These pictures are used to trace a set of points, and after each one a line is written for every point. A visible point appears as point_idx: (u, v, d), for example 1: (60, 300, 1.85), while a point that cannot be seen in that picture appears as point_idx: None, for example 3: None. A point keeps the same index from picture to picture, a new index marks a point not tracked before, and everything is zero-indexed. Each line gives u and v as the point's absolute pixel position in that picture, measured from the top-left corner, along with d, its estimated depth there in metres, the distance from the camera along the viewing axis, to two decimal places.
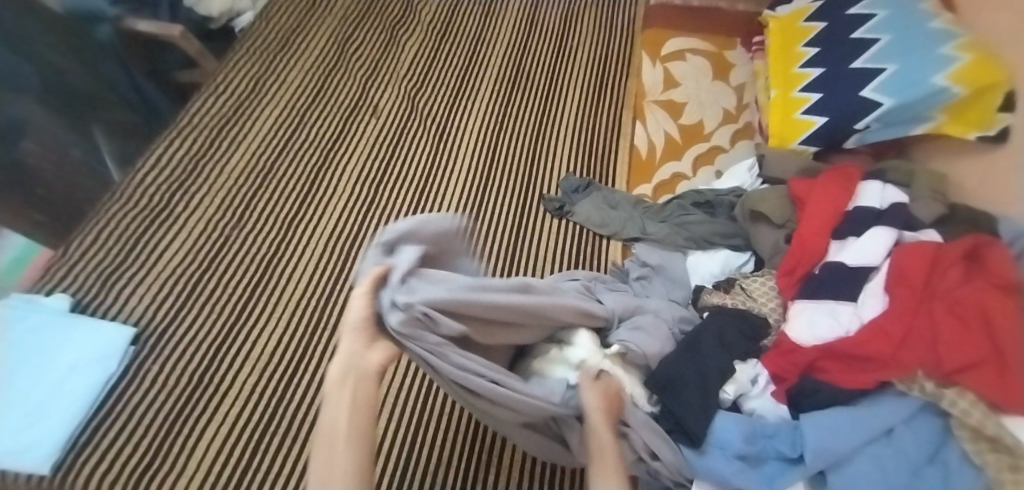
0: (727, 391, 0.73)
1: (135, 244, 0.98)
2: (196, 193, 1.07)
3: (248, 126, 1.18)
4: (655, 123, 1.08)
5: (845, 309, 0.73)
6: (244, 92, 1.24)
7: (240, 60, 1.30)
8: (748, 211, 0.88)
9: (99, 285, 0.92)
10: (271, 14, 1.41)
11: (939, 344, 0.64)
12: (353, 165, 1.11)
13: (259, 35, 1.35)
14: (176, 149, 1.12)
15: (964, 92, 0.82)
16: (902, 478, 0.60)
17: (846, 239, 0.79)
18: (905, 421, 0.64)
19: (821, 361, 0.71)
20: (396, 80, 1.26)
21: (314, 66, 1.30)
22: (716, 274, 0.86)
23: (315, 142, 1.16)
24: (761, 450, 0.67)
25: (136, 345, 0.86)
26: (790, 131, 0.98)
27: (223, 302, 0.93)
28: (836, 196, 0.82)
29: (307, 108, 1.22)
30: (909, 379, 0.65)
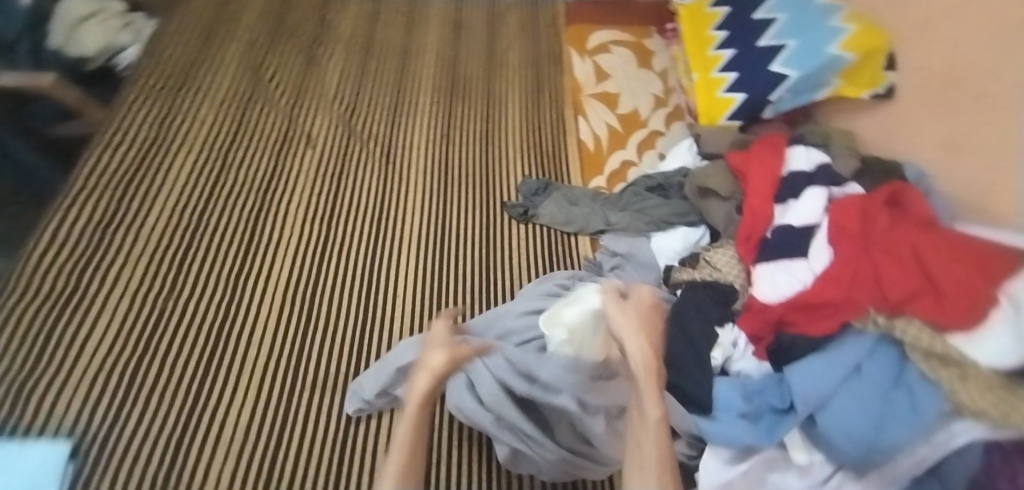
0: (715, 357, 0.78)
1: (46, 338, 0.82)
2: (113, 263, 0.92)
3: (160, 178, 1.05)
4: (597, 115, 1.14)
5: (800, 265, 0.79)
6: (147, 139, 1.11)
7: (134, 104, 1.15)
8: (697, 188, 0.94)
9: (12, 398, 0.76)
10: (162, 45, 1.27)
11: (882, 281, 0.70)
12: (297, 204, 1.04)
13: (152, 74, 1.22)
14: (76, 217, 0.96)
15: (855, 58, 0.94)
16: (875, 406, 0.66)
17: (788, 202, 0.86)
18: (868, 356, 0.70)
19: (789, 314, 0.76)
20: (325, 105, 1.20)
21: (227, 101, 1.19)
22: (679, 251, 0.91)
23: (247, 186, 1.06)
24: (758, 406, 0.74)
25: (76, 461, 0.72)
26: (714, 109, 1.05)
27: (175, 385, 0.80)
28: (770, 163, 0.89)
29: (229, 149, 1.12)
30: (863, 317, 0.71)
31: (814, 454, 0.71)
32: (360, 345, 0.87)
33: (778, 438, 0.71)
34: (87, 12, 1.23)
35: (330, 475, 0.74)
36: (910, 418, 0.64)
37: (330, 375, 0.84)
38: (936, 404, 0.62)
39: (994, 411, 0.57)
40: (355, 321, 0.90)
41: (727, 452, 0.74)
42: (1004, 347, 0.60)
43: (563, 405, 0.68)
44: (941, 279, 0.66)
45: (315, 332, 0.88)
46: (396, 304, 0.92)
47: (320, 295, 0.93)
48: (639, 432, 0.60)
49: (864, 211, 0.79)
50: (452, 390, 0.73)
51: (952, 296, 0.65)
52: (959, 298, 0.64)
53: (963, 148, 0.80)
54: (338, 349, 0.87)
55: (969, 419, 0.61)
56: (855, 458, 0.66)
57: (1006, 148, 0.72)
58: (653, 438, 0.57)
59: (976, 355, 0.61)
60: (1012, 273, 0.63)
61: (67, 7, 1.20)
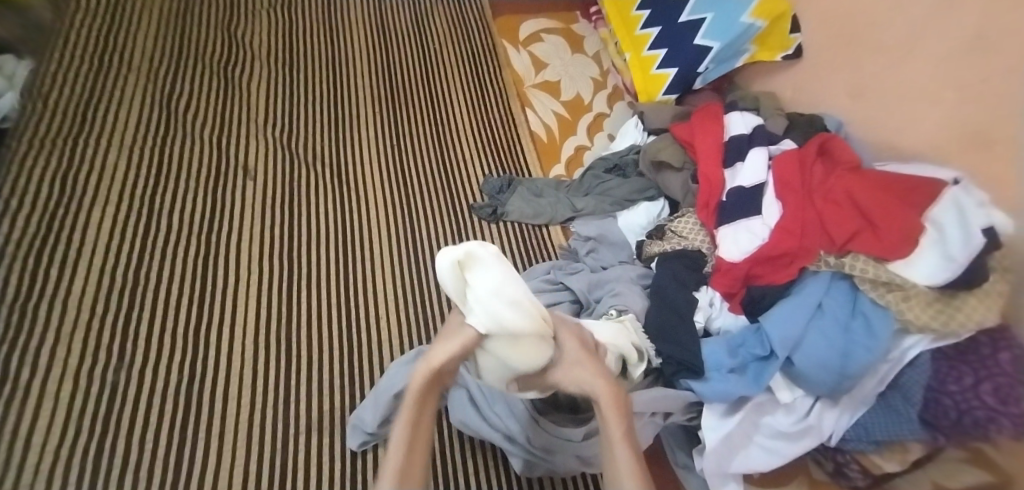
0: (698, 320, 0.83)
1: None
2: (43, 343, 0.79)
3: (80, 239, 0.92)
4: (542, 104, 1.19)
5: (756, 221, 0.83)
6: (52, 191, 0.95)
7: (25, 159, 0.97)
8: (651, 163, 0.99)
9: None
10: (47, 78, 1.10)
11: (826, 224, 0.75)
12: (250, 241, 0.98)
13: (40, 118, 1.04)
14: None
15: (766, 24, 1.02)
16: (839, 336, 0.69)
17: (736, 166, 0.90)
18: (827, 293, 0.73)
19: (755, 269, 0.79)
20: (260, 130, 1.13)
21: (143, 141, 1.08)
22: (645, 226, 0.97)
23: (189, 232, 0.97)
24: (743, 358, 0.76)
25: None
26: (651, 85, 1.10)
27: (149, 460, 0.72)
28: (712, 130, 0.94)
29: (155, 191, 1.01)
30: (816, 260, 0.75)
31: (796, 391, 0.74)
32: (350, 375, 0.85)
33: (766, 384, 0.73)
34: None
35: None
36: (869, 341, 0.67)
37: (321, 413, 0.81)
38: (888, 323, 0.67)
39: (935, 322, 0.63)
40: (340, 351, 0.87)
41: (724, 409, 0.76)
42: (937, 266, 0.64)
43: (558, 465, 0.75)
44: (874, 214, 0.70)
45: (300, 372, 0.84)
46: (380, 328, 0.90)
47: (295, 332, 0.88)
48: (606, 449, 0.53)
49: (802, 163, 0.84)
50: (458, 407, 0.79)
51: (884, 228, 0.69)
52: (892, 229, 0.68)
53: (870, 96, 0.88)
54: (329, 384, 0.83)
55: (915, 332, 0.66)
56: (829, 387, 0.69)
57: (907, 91, 0.80)
58: (621, 443, 0.52)
59: (911, 276, 0.65)
60: (935, 195, 0.67)
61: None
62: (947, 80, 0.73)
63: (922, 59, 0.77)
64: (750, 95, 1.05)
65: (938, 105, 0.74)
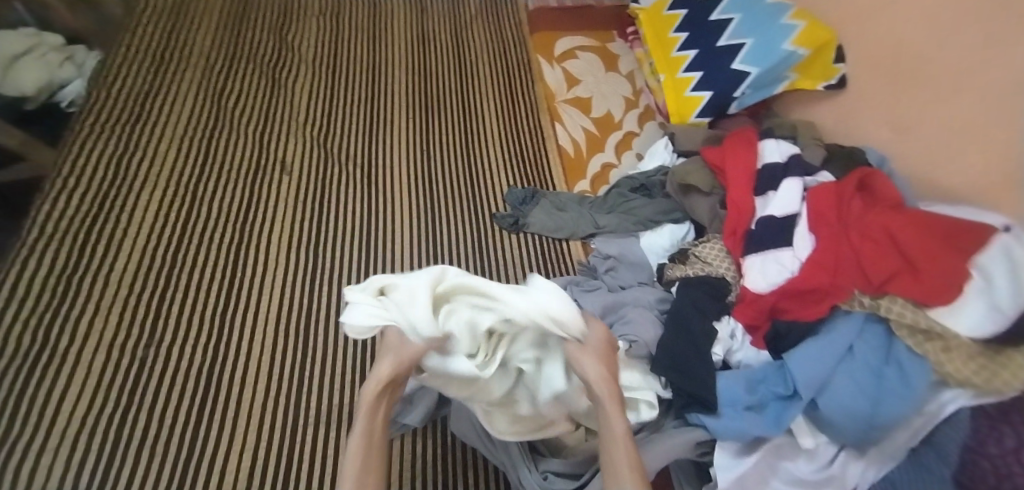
0: (716, 353, 0.78)
1: (18, 401, 0.74)
2: (83, 316, 0.84)
3: (126, 220, 0.97)
4: (572, 120, 1.18)
5: (785, 253, 0.78)
6: (107, 175, 1.01)
7: (82, 141, 1.04)
8: (678, 185, 0.96)
9: None
10: (113, 70, 1.18)
11: (862, 262, 0.68)
12: (280, 232, 1.00)
13: (100, 106, 1.11)
14: (35, 269, 0.86)
15: (809, 52, 0.98)
16: (870, 384, 0.64)
17: (768, 194, 0.85)
18: (858, 335, 0.68)
19: (782, 303, 0.74)
20: (298, 128, 1.16)
21: (190, 131, 1.12)
22: (668, 248, 0.95)
23: (225, 219, 1.01)
24: (762, 396, 0.72)
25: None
26: (685, 108, 1.09)
27: (167, 433, 0.76)
28: (744, 156, 0.90)
29: (200, 179, 1.05)
30: (849, 299, 0.70)
31: (819, 437, 0.70)
32: (361, 372, 0.86)
33: (785, 426, 0.69)
34: (22, 48, 1.13)
35: None
36: (903, 393, 0.62)
37: (330, 406, 0.82)
38: (926, 376, 0.61)
39: (976, 378, 0.56)
40: (354, 348, 0.89)
41: (738, 448, 0.72)
42: (982, 317, 0.58)
43: None
44: (916, 256, 0.64)
45: (314, 364, 0.86)
46: None
47: (313, 325, 0.90)
48: (605, 452, 0.54)
49: (838, 196, 0.77)
50: (458, 417, 0.74)
51: (927, 273, 0.63)
52: (936, 273, 0.62)
53: (916, 128, 0.83)
54: (340, 379, 0.85)
55: (953, 386, 0.60)
56: (855, 437, 0.65)
57: (956, 126, 0.75)
58: (621, 447, 0.53)
59: (955, 327, 0.60)
60: (983, 242, 0.60)
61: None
62: (999, 116, 0.68)
63: (974, 91, 0.72)
64: (787, 123, 1.01)
65: (990, 143, 0.69)
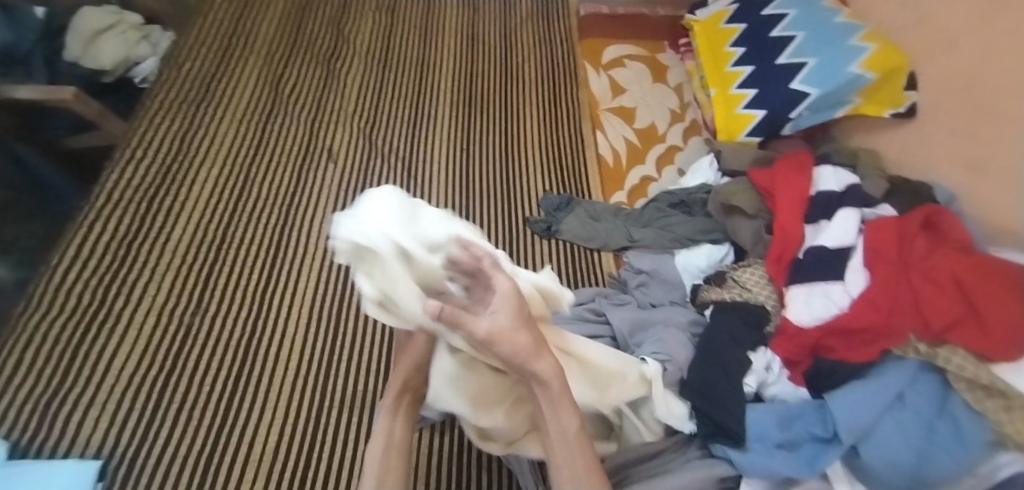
0: (748, 384, 0.73)
1: (77, 356, 0.80)
2: (138, 282, 0.88)
3: (185, 194, 1.01)
4: (614, 129, 1.15)
5: (835, 287, 0.72)
6: (171, 150, 1.06)
7: (152, 117, 1.10)
8: (721, 206, 0.92)
9: (41, 417, 0.74)
10: (182, 53, 1.23)
11: (922, 305, 0.63)
12: (320, 218, 1.01)
13: (171, 86, 1.16)
14: (99, 234, 0.92)
15: (877, 76, 0.88)
16: (920, 438, 0.59)
17: (819, 223, 0.81)
18: (910, 383, 0.63)
19: (825, 340, 0.70)
20: (346, 118, 1.17)
21: (244, 114, 1.15)
22: (704, 269, 0.90)
23: (270, 201, 1.03)
24: (796, 434, 0.68)
25: (105, 479, 0.70)
26: (734, 126, 1.03)
27: (202, 401, 0.78)
28: (796, 181, 0.86)
29: (251, 160, 1.08)
30: (903, 345, 0.64)
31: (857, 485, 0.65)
32: (386, 362, 0.85)
33: (820, 470, 0.65)
34: (103, 25, 1.18)
35: None
36: (956, 452, 0.57)
37: (353, 392, 0.82)
38: (982, 435, 0.56)
39: None
40: (383, 337, 0.88)
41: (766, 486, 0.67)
42: None
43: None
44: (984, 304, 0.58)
45: (343, 349, 0.86)
46: None
47: (344, 312, 0.90)
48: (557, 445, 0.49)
49: (900, 231, 0.71)
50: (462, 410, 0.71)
51: (997, 326, 0.57)
52: (1007, 327, 0.56)
53: None
54: (366, 367, 0.84)
55: (1013, 450, 0.55)
56: None
57: None
58: (576, 449, 0.49)
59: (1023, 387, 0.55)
60: None
61: (85, 21, 1.16)
62: None
63: None
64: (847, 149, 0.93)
65: None
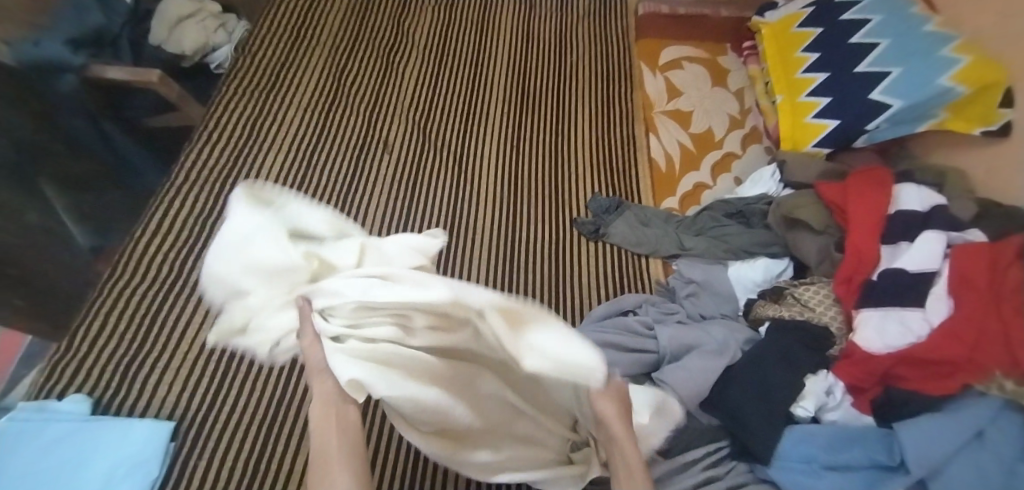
0: (802, 407, 0.71)
1: (151, 321, 0.80)
2: (210, 256, 0.89)
3: (257, 175, 1.02)
4: (669, 133, 1.10)
5: (913, 314, 0.69)
6: (240, 135, 1.07)
7: (227, 102, 1.12)
8: (783, 219, 0.88)
9: (119, 378, 0.75)
10: (252, 41, 1.25)
11: (1014, 343, 0.58)
12: (377, 207, 1.00)
13: (245, 72, 1.19)
14: (177, 210, 0.93)
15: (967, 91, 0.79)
16: (997, 478, 0.57)
17: (899, 244, 0.76)
18: (992, 421, 0.60)
19: (898, 368, 0.66)
20: (404, 110, 1.17)
21: (308, 102, 1.16)
22: (758, 282, 0.86)
23: (329, 187, 1.02)
24: (852, 458, 0.67)
25: (176, 440, 0.70)
26: (801, 135, 0.97)
27: (265, 373, 0.77)
28: (873, 197, 0.81)
29: (314, 147, 1.08)
30: (986, 380, 0.60)
31: None
32: None
33: None
34: (187, 12, 1.23)
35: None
36: None
37: None
38: None
39: None
40: None
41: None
42: None
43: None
44: None
45: None
46: None
47: None
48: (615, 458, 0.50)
49: (994, 259, 0.65)
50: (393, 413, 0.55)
51: None
52: None
53: None
54: None
55: None
56: None
57: None
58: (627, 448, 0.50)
59: None
60: None
61: (169, 6, 1.21)
62: None
63: None
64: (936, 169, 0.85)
65: None
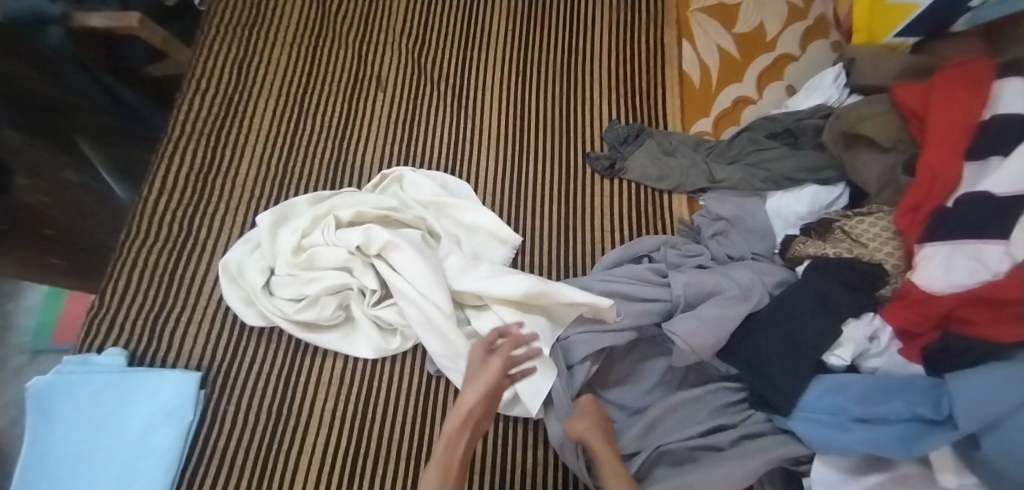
0: (837, 356, 0.63)
1: (169, 277, 0.85)
2: (215, 214, 0.91)
3: (249, 125, 0.98)
4: (708, 36, 0.97)
5: (993, 248, 0.54)
6: (231, 81, 1.02)
7: (212, 43, 1.05)
8: (843, 133, 0.74)
9: (148, 333, 0.81)
10: None
11: None
12: (377, 150, 0.96)
13: (225, 5, 1.10)
14: (179, 165, 0.94)
15: None
16: None
17: (988, 160, 0.59)
18: None
19: (962, 310, 0.54)
20: (396, 38, 1.07)
21: (294, 37, 1.07)
22: (802, 216, 0.77)
23: (325, 133, 0.98)
24: (890, 409, 0.57)
25: (206, 387, 0.77)
26: (883, 24, 0.80)
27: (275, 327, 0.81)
28: (965, 96, 0.63)
29: (306, 89, 1.02)
30: None
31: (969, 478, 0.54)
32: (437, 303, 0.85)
33: (916, 453, 0.54)
34: None
35: (413, 441, 0.73)
36: None
37: None
38: None
39: None
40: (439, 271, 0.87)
41: (847, 466, 0.59)
42: None
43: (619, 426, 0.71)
44: None
45: None
46: (491, 248, 0.83)
47: None
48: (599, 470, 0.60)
49: None
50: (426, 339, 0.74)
51: None
52: None
53: None
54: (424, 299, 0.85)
55: None
56: None
57: None
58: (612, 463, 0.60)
59: None
60: None
61: None
62: None
63: None
64: None
65: None
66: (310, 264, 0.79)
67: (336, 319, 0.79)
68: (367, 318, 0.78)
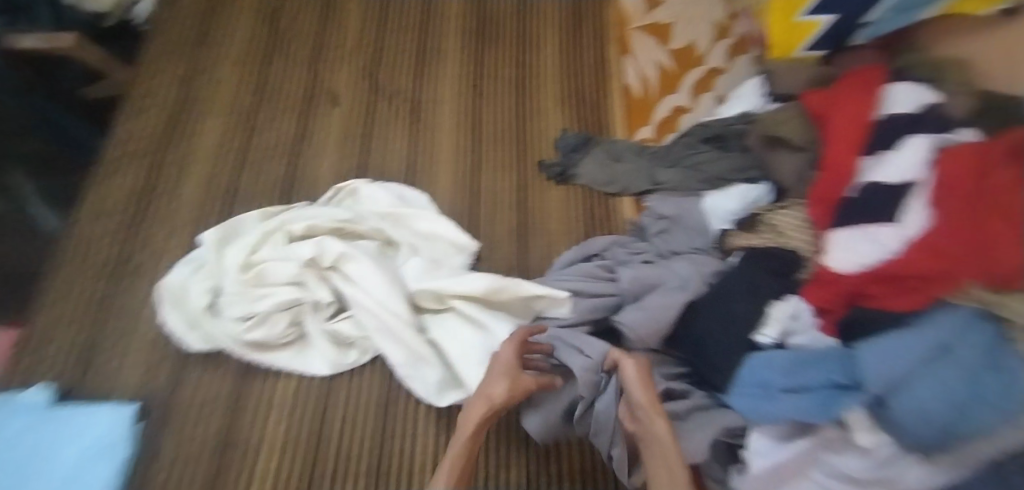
0: (764, 335, 0.68)
1: (109, 303, 0.83)
2: (158, 235, 0.89)
3: (193, 144, 0.97)
4: (644, 52, 1.05)
5: (887, 228, 0.61)
6: (176, 100, 1.01)
7: (155, 63, 1.05)
8: (764, 137, 0.82)
9: (81, 364, 0.78)
10: None
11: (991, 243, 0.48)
12: (330, 164, 0.97)
13: (171, 26, 1.10)
14: (120, 186, 0.92)
15: None
16: (957, 392, 0.48)
17: (881, 154, 0.67)
18: (961, 334, 0.51)
19: (867, 287, 0.60)
20: (347, 56, 1.08)
21: (242, 55, 1.07)
22: (734, 212, 0.83)
23: (276, 150, 0.98)
24: (810, 379, 0.61)
25: (144, 419, 0.74)
26: (790, 39, 0.86)
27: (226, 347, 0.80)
28: (858, 102, 0.72)
29: (256, 106, 1.02)
30: (956, 291, 0.51)
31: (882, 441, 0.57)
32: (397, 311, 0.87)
33: (832, 417, 0.58)
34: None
35: (373, 451, 0.74)
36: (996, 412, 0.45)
37: None
38: None
39: None
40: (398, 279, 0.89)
41: (779, 436, 0.63)
42: None
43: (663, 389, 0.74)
44: None
45: None
46: (451, 255, 0.86)
47: None
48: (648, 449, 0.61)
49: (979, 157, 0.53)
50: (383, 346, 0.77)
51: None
52: None
53: None
54: None
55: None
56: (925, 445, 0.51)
57: None
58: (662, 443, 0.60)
59: None
60: None
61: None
62: None
63: None
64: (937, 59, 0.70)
65: None
66: (261, 280, 0.80)
67: (290, 336, 0.79)
68: (323, 333, 0.79)
